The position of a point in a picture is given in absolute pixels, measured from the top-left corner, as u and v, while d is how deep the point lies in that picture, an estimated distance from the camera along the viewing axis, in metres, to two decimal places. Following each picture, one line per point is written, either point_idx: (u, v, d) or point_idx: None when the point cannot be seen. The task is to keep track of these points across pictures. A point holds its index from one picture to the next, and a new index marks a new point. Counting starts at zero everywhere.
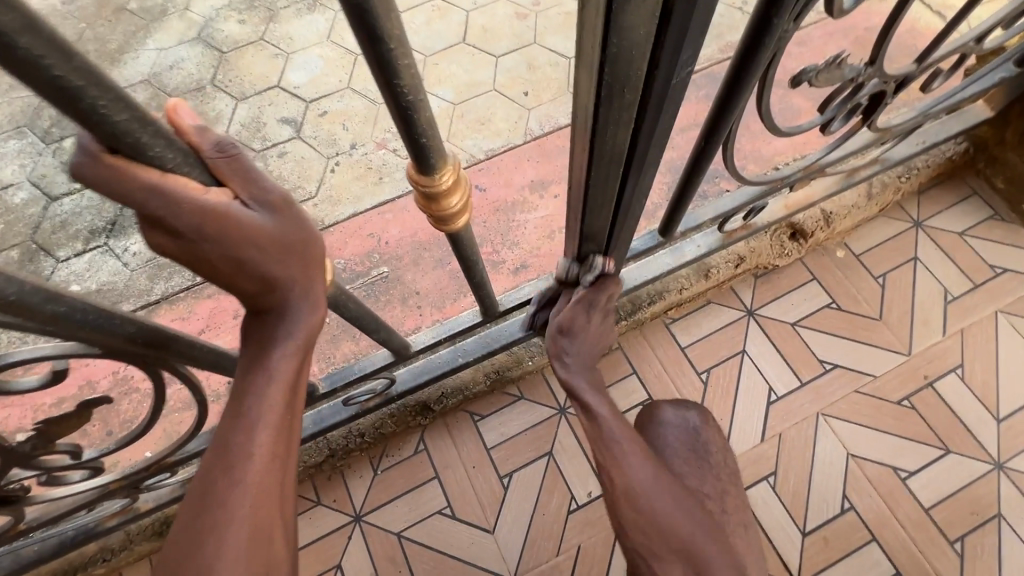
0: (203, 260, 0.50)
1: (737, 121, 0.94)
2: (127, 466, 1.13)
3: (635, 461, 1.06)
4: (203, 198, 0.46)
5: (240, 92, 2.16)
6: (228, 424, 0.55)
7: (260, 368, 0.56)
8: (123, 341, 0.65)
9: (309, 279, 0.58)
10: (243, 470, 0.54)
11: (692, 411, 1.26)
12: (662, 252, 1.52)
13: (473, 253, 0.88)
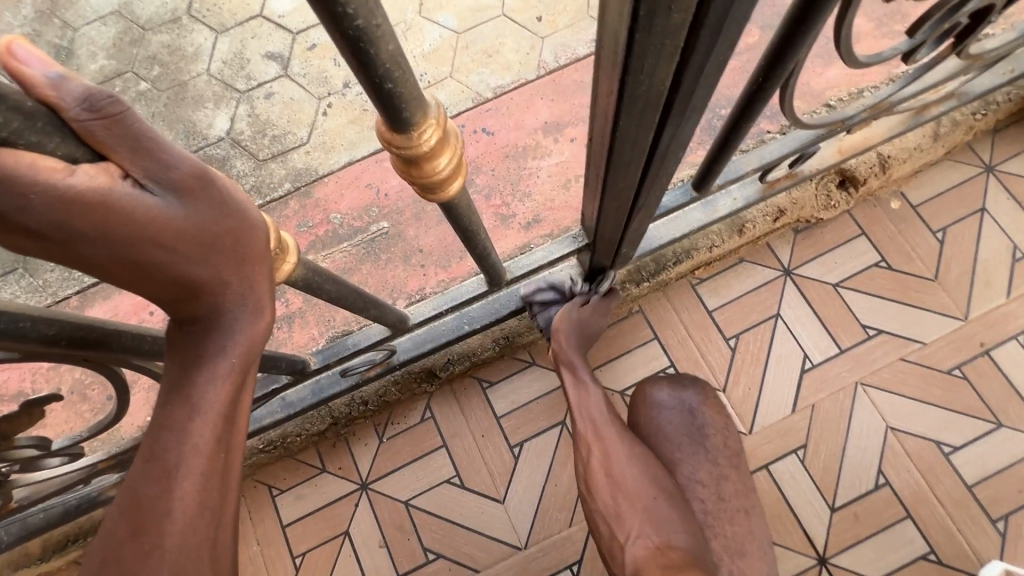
0: (84, 267, 0.37)
1: (806, 52, 0.74)
2: (116, 445, 1.07)
3: (606, 423, 1.17)
4: (67, 183, 0.32)
5: (219, 23, 1.93)
6: (143, 472, 0.45)
7: (182, 400, 0.45)
8: (45, 344, 0.54)
9: (245, 283, 0.45)
10: (158, 534, 0.44)
11: (684, 391, 1.29)
12: (693, 205, 1.35)
13: (473, 220, 0.73)
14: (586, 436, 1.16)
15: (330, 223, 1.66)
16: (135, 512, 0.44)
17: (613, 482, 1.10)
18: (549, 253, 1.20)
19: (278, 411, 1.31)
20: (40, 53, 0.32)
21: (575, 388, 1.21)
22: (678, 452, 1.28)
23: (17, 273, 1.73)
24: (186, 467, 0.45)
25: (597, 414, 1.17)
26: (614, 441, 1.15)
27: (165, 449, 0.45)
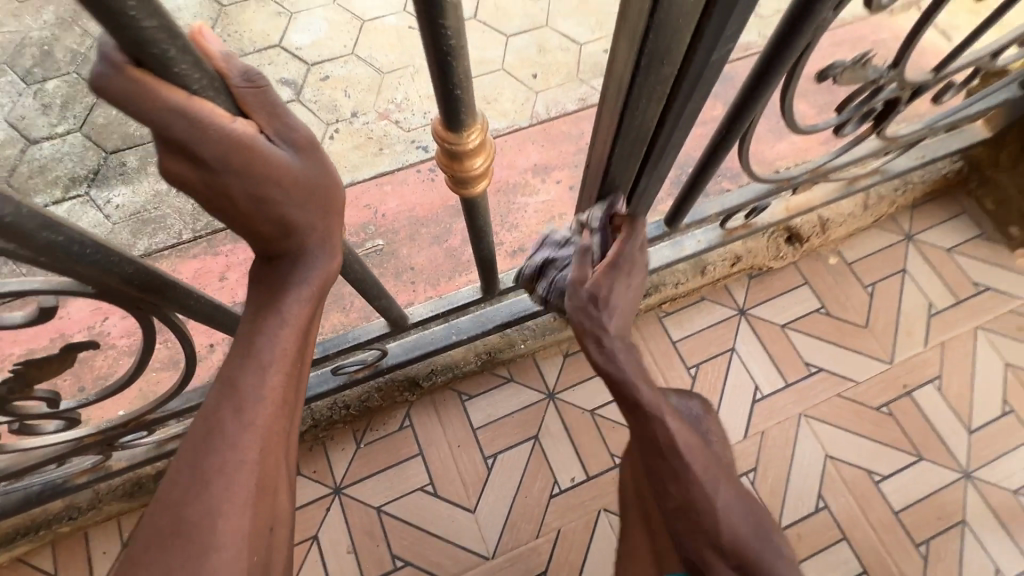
0: (224, 194, 0.48)
1: (758, 116, 0.93)
2: (106, 421, 1.08)
3: (669, 421, 0.88)
4: (230, 126, 0.44)
5: (239, 48, 2.08)
6: (238, 365, 0.55)
7: (272, 314, 0.56)
8: (120, 282, 0.62)
9: (328, 229, 0.56)
10: (249, 414, 0.55)
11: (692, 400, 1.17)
12: (662, 244, 1.53)
13: (484, 223, 0.86)
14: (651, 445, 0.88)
15: None
16: (229, 397, 0.55)
17: (677, 495, 0.88)
18: None
19: None
20: (216, 37, 0.44)
21: (644, 399, 0.88)
22: None
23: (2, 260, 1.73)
24: (274, 365, 0.56)
25: (663, 420, 0.88)
26: (681, 433, 0.88)
27: (257, 353, 0.56)
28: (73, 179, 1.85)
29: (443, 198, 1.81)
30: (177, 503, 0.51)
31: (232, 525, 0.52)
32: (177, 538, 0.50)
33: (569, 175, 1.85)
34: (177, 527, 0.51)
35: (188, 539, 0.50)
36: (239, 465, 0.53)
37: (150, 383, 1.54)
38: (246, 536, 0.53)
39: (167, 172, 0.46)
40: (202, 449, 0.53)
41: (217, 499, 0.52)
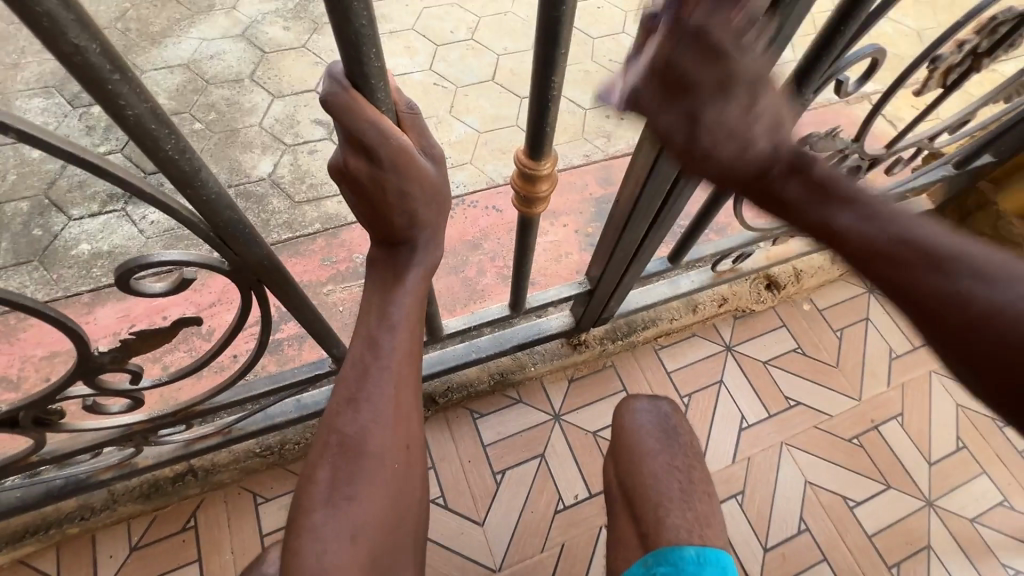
0: (379, 186, 0.64)
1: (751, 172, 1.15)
2: (156, 410, 1.16)
3: (942, 233, 0.62)
4: (401, 139, 0.60)
5: (278, 90, 2.28)
6: (375, 325, 0.75)
7: (398, 287, 0.75)
8: (254, 260, 0.76)
9: (439, 225, 0.74)
10: (387, 363, 0.74)
11: (659, 402, 1.37)
12: (661, 282, 1.72)
13: (531, 239, 1.01)
14: (906, 278, 0.61)
15: (352, 261, 1.87)
16: (370, 350, 0.74)
17: (954, 308, 0.58)
18: (558, 292, 1.44)
19: (291, 411, 1.44)
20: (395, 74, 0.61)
21: (882, 216, 0.64)
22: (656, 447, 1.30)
23: (33, 266, 1.80)
24: (402, 324, 0.75)
25: (925, 229, 0.62)
26: (967, 249, 0.60)
27: (389, 315, 0.74)
28: (111, 195, 1.96)
29: (461, 233, 1.97)
30: (346, 423, 0.73)
31: (378, 441, 0.73)
32: (341, 449, 0.72)
33: (576, 220, 2.06)
34: (342, 441, 0.73)
35: (353, 452, 0.72)
36: (383, 398, 0.73)
37: (172, 389, 1.58)
38: (393, 447, 0.74)
39: (346, 165, 0.62)
40: (356, 387, 0.74)
41: (371, 424, 0.73)
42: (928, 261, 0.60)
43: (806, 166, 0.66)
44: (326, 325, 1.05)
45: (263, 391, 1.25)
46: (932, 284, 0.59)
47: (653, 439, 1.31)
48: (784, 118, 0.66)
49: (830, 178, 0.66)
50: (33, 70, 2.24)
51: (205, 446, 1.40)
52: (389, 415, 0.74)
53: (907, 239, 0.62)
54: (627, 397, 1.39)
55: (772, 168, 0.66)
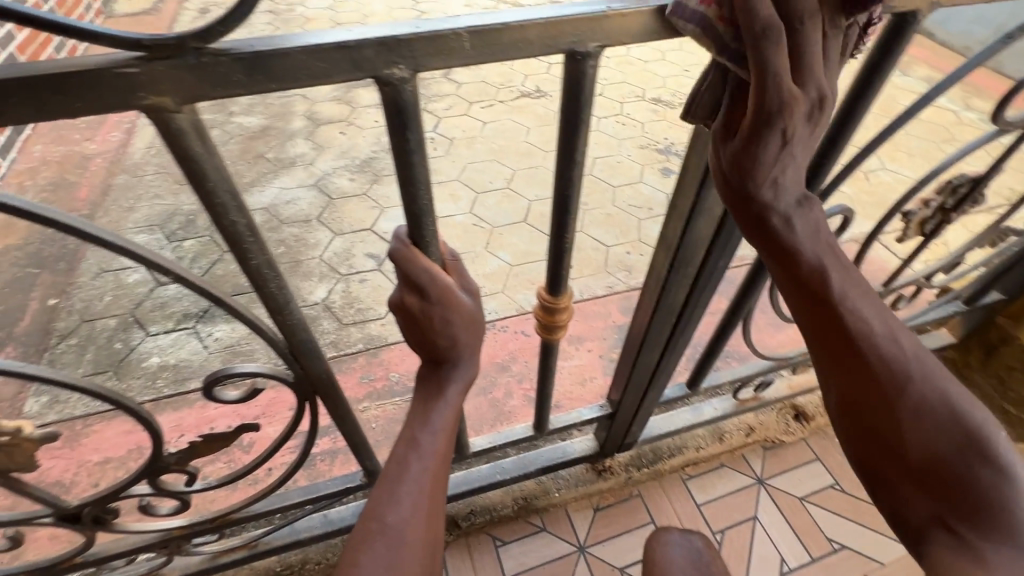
0: (428, 317, 0.79)
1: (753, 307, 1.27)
2: (196, 515, 1.23)
3: (937, 393, 0.74)
4: (446, 280, 0.76)
5: (339, 228, 2.64)
6: (417, 428, 0.85)
7: (441, 395, 0.87)
8: (314, 375, 0.90)
9: (475, 348, 0.88)
10: (425, 459, 0.83)
11: (688, 535, 1.36)
12: (683, 408, 1.76)
13: (553, 364, 1.12)
14: (875, 394, 0.75)
15: (388, 379, 2.00)
16: (411, 447, 0.84)
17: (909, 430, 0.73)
18: (580, 413, 1.50)
19: (317, 526, 1.46)
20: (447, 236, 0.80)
21: (868, 331, 0.75)
22: None
23: (108, 376, 2.02)
24: (441, 427, 0.86)
25: (928, 393, 0.74)
26: (943, 400, 0.74)
27: (430, 418, 0.85)
28: (185, 315, 2.22)
29: (491, 355, 2.10)
30: (384, 510, 0.78)
31: (410, 531, 0.77)
32: (382, 538, 0.76)
33: (599, 345, 2.17)
34: (377, 528, 0.77)
35: (387, 538, 0.76)
36: (420, 490, 0.80)
37: (208, 498, 1.64)
38: (422, 540, 0.78)
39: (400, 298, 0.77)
40: (397, 479, 0.81)
41: (407, 514, 0.78)
42: (902, 409, 0.74)
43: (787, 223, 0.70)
44: (364, 437, 1.14)
45: (295, 502, 1.30)
46: (914, 426, 0.73)
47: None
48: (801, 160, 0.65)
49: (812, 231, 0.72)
50: (144, 212, 2.72)
51: (231, 560, 1.41)
52: (424, 508, 0.80)
53: (893, 363, 0.74)
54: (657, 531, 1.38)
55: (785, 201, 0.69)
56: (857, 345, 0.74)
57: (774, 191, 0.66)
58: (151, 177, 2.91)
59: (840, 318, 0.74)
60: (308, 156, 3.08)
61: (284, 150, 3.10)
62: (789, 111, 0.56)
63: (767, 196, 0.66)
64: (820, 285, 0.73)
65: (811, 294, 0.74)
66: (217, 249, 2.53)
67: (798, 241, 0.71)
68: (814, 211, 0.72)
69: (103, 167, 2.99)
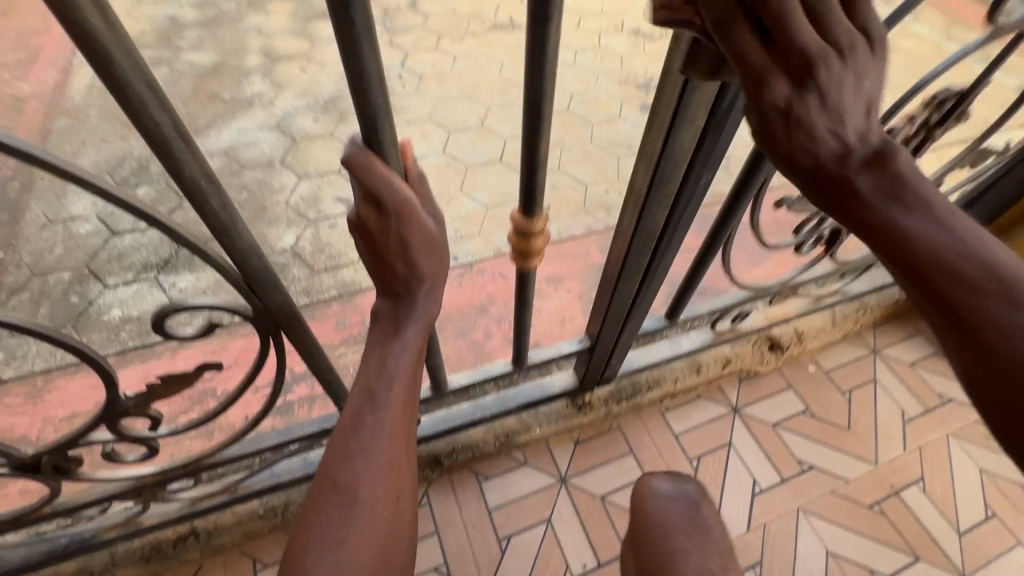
0: (385, 236, 0.74)
1: (735, 232, 1.24)
2: (167, 463, 1.20)
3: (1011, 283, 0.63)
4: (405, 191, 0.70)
5: (304, 172, 2.50)
6: (372, 379, 0.81)
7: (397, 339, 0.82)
8: (274, 308, 0.85)
9: (433, 282, 0.81)
10: (382, 409, 0.80)
11: (672, 480, 1.39)
12: (662, 342, 1.77)
13: (530, 293, 1.08)
14: (959, 299, 0.63)
15: (364, 325, 1.96)
16: (367, 398, 0.80)
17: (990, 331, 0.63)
18: (560, 348, 1.48)
19: (297, 469, 1.45)
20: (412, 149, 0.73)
21: (946, 252, 0.63)
22: (685, 540, 1.31)
23: (66, 331, 1.92)
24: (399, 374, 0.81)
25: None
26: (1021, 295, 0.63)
27: (386, 368, 0.81)
28: (145, 266, 2.11)
29: (469, 298, 2.07)
30: (339, 461, 0.78)
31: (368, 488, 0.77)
32: (335, 493, 0.76)
33: (579, 285, 2.14)
34: (334, 485, 0.77)
35: (342, 495, 0.76)
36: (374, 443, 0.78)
37: (183, 447, 1.60)
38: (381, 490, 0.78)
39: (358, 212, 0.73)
40: (352, 429, 0.79)
41: (362, 468, 0.77)
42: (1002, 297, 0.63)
43: (859, 157, 0.62)
44: (337, 377, 1.10)
45: (272, 445, 1.27)
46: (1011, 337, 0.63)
47: (666, 520, 1.33)
48: (849, 114, 0.60)
49: (898, 176, 0.63)
50: (91, 158, 2.52)
51: (211, 505, 1.40)
52: (382, 461, 0.79)
53: (983, 262, 0.63)
54: (642, 477, 1.40)
55: (851, 159, 0.62)
56: (930, 277, 0.64)
57: (834, 150, 0.61)
58: (95, 120, 2.69)
59: (911, 251, 0.64)
60: (267, 95, 2.87)
61: (240, 89, 2.88)
62: (765, 81, 0.56)
63: (829, 158, 0.61)
64: (893, 231, 0.63)
65: (897, 254, 0.64)
66: (175, 197, 2.38)
67: (876, 209, 0.63)
68: (888, 167, 0.63)
69: (40, 110, 2.74)
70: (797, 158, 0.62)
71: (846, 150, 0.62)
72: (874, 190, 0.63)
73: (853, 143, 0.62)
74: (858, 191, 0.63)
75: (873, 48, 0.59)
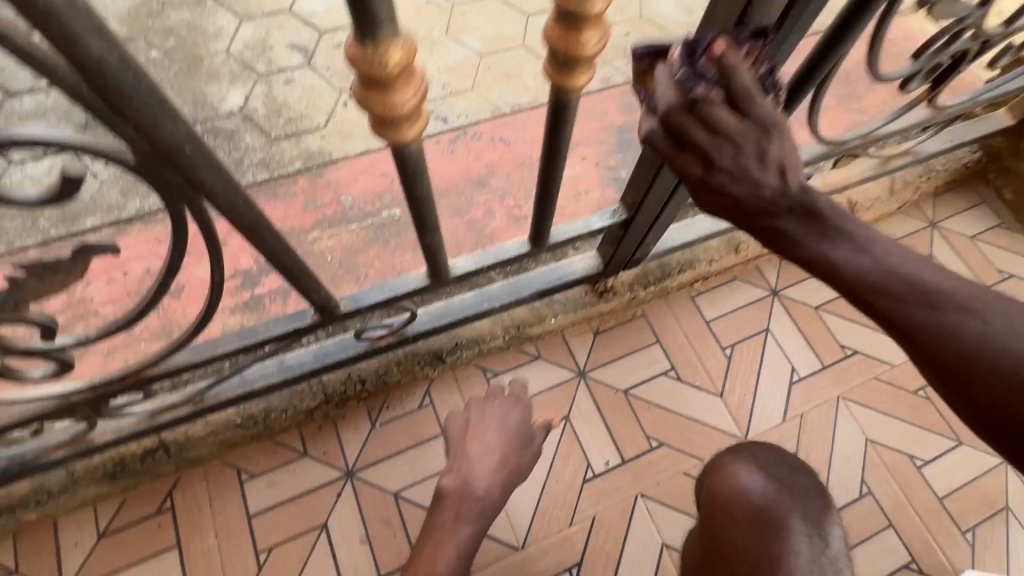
0: None
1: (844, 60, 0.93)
2: (98, 377, 0.94)
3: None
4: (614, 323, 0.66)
5: (246, 11, 1.96)
6: None
7: None
8: (171, 151, 0.52)
9: None
10: None
11: (771, 474, 1.05)
12: (701, 216, 1.48)
13: (567, 128, 0.79)
14: (922, 328, 0.55)
15: (339, 204, 1.62)
16: None
17: (997, 384, 0.54)
18: (588, 223, 1.15)
19: (273, 374, 1.22)
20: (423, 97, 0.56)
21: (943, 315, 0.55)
22: (784, 522, 0.99)
23: None
24: None
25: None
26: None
27: None
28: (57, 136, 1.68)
29: (465, 170, 1.71)
30: None
31: None
32: None
33: (595, 152, 1.78)
34: None
35: None
36: None
37: (135, 352, 1.35)
38: None
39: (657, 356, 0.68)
40: None
41: None
42: (953, 308, 0.55)
43: (802, 196, 0.59)
44: (299, 263, 0.81)
45: (231, 350, 1.00)
46: (987, 367, 0.54)
47: (749, 523, 1.00)
48: (783, 149, 0.59)
49: (821, 210, 0.59)
50: None
51: (175, 418, 1.18)
52: None
53: (922, 284, 0.56)
54: (720, 456, 1.10)
55: (774, 199, 0.59)
56: (890, 305, 0.56)
57: (757, 191, 0.59)
58: None
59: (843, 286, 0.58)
60: None
61: None
62: (718, 151, 0.59)
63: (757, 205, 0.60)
64: (822, 267, 0.58)
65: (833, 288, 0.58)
66: None
67: (814, 249, 0.58)
68: (816, 209, 0.59)
69: None
70: (719, 197, 0.62)
71: (779, 185, 0.59)
72: (806, 221, 0.59)
73: (779, 186, 0.59)
74: (788, 233, 0.59)
75: (771, 135, 0.59)
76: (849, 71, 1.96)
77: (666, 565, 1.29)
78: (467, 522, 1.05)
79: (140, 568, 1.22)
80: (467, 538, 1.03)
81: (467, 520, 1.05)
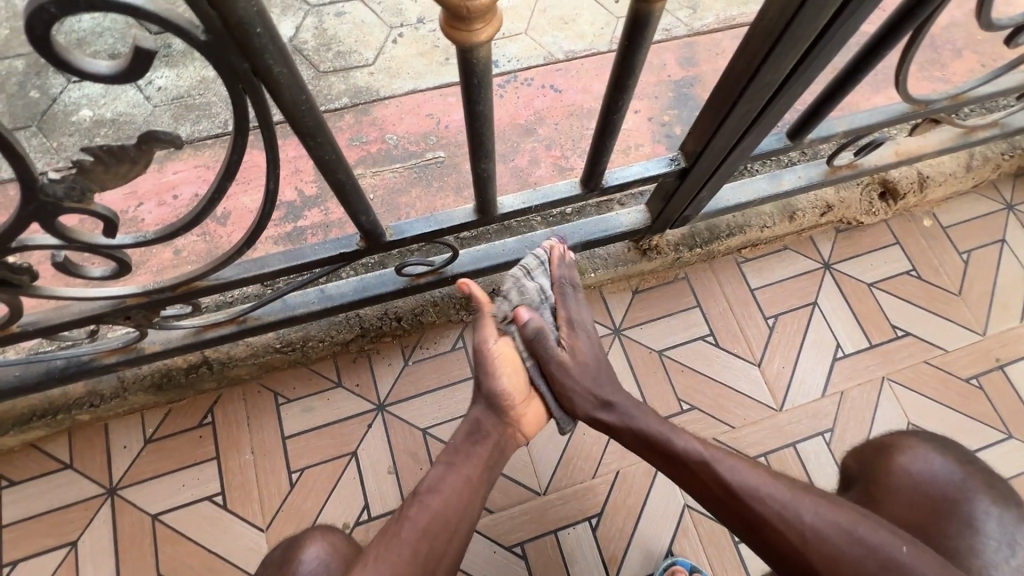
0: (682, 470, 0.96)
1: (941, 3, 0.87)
2: (151, 284, 0.97)
3: (816, 513, 0.86)
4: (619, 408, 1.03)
5: None
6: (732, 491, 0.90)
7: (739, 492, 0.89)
8: (237, 32, 0.50)
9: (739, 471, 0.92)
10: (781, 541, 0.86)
11: (962, 464, 1.04)
12: (759, 177, 1.40)
13: (641, 52, 0.76)
14: (685, 474, 0.96)
15: (384, 142, 1.60)
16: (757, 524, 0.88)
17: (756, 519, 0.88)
18: (644, 169, 1.07)
19: (313, 302, 1.23)
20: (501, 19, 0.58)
21: (751, 486, 0.90)
22: (970, 500, 0.99)
23: (26, 130, 1.58)
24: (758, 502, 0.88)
25: (784, 502, 0.87)
26: (820, 516, 0.86)
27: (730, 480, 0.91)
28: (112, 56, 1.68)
29: (512, 116, 1.66)
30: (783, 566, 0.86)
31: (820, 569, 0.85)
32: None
33: (650, 106, 1.70)
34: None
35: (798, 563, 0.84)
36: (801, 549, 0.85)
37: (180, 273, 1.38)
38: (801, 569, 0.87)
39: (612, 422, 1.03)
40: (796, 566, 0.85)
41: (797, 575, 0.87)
42: (682, 464, 0.96)
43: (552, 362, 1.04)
44: (352, 181, 0.80)
45: (277, 269, 1.01)
46: (752, 508, 0.88)
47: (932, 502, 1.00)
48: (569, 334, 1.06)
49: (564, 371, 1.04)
50: None
51: (219, 337, 1.21)
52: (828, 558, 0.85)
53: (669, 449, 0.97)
54: (901, 435, 1.09)
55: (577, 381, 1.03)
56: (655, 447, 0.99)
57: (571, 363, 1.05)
58: None
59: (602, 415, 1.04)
60: None
61: None
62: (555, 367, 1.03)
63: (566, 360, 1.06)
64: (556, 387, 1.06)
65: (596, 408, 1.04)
66: None
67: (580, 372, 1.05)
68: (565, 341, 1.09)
69: None
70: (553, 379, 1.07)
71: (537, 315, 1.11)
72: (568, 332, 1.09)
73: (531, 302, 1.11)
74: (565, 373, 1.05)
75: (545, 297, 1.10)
76: (935, 36, 1.80)
77: (686, 526, 1.28)
78: (445, 464, 0.99)
79: (181, 475, 1.28)
80: (446, 483, 0.96)
81: (451, 462, 0.99)
